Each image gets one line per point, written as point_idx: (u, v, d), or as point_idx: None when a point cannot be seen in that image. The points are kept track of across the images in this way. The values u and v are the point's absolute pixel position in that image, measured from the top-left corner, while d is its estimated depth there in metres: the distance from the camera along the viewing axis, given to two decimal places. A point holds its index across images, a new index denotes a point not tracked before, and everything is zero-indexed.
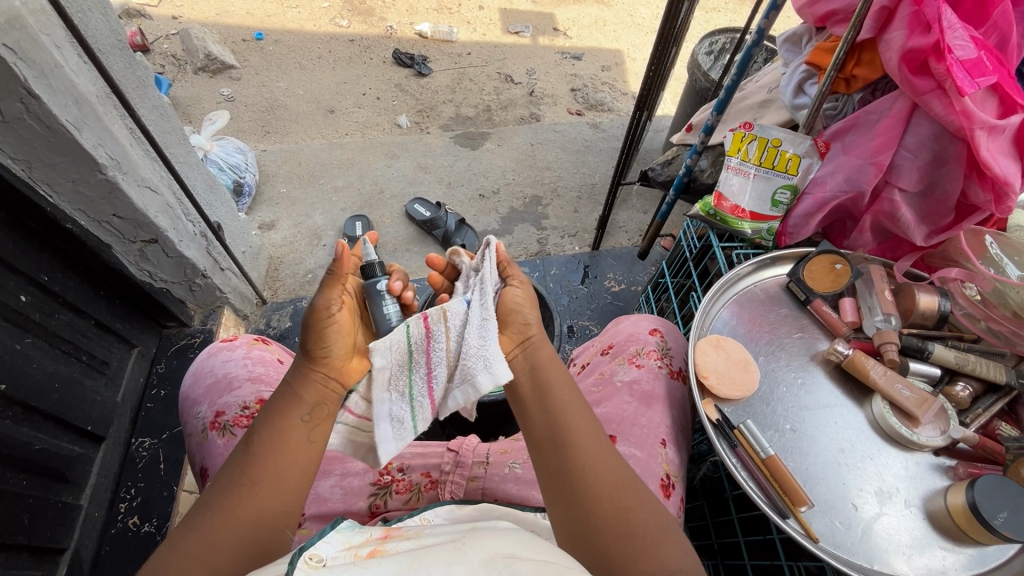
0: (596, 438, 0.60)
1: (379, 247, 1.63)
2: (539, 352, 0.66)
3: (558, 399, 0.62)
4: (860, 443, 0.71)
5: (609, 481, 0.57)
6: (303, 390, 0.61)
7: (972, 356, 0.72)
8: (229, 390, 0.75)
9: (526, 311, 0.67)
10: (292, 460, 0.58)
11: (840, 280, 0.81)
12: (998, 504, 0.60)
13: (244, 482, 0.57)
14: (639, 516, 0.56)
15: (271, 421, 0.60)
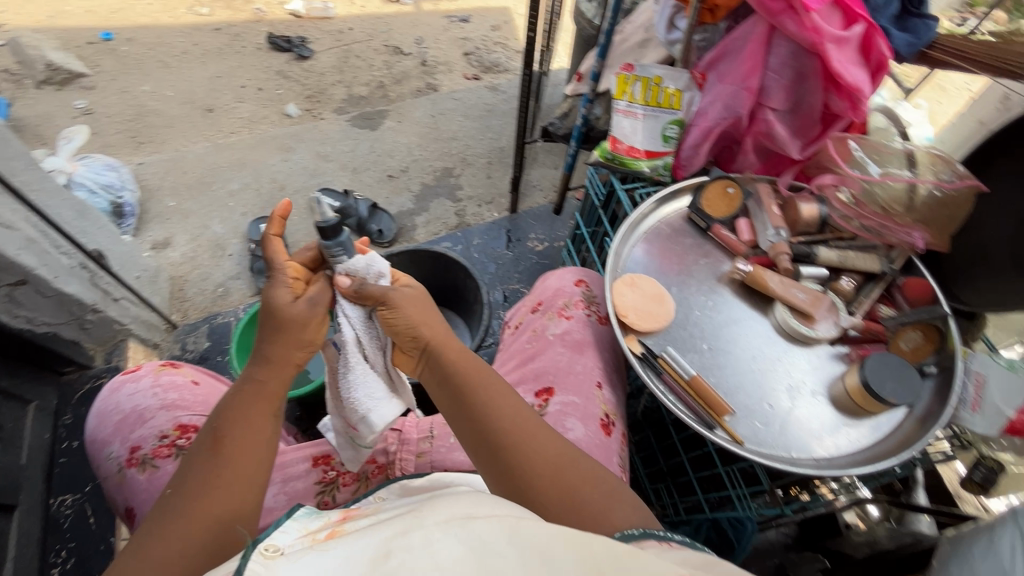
0: (524, 427, 0.61)
1: (291, 248, 1.55)
2: (443, 354, 0.65)
3: (478, 399, 0.62)
4: (768, 348, 0.77)
5: (546, 463, 0.59)
6: (267, 384, 0.62)
7: (851, 253, 0.80)
8: (143, 423, 0.70)
9: (412, 321, 0.65)
10: (260, 452, 0.59)
11: (734, 203, 0.88)
12: (885, 379, 0.69)
13: (210, 479, 0.56)
14: (580, 489, 0.58)
15: (233, 417, 0.60)
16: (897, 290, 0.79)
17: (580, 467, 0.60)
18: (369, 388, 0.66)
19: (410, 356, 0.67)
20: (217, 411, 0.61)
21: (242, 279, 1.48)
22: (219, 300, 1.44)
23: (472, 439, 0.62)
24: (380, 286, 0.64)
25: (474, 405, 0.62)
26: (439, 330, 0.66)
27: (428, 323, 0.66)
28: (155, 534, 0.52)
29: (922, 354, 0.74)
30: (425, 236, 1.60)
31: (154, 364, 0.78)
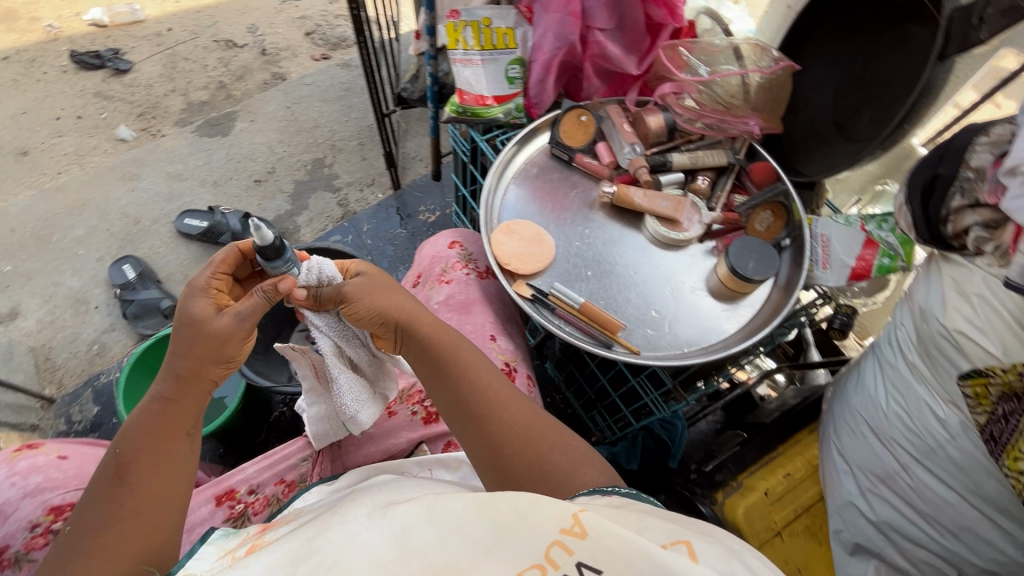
0: (498, 397, 0.60)
1: (166, 283, 1.41)
2: (414, 332, 0.63)
3: (454, 373, 0.62)
4: (646, 259, 0.81)
5: (518, 429, 0.58)
6: (173, 399, 0.57)
7: (700, 153, 0.85)
8: (7, 517, 0.63)
9: (376, 303, 0.62)
10: (173, 478, 0.55)
11: (589, 129, 0.89)
12: (748, 257, 0.75)
13: (115, 515, 0.51)
14: (552, 450, 0.56)
15: (138, 443, 0.54)
16: (746, 178, 0.85)
17: (545, 428, 0.59)
18: (354, 388, 0.65)
19: (387, 340, 0.65)
20: (123, 434, 0.55)
21: (118, 331, 1.34)
22: (97, 359, 1.30)
23: (452, 411, 0.61)
24: (334, 288, 0.61)
25: (452, 377, 0.62)
26: (411, 310, 0.64)
27: (399, 303, 0.64)
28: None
29: (777, 230, 0.81)
30: (313, 235, 1.52)
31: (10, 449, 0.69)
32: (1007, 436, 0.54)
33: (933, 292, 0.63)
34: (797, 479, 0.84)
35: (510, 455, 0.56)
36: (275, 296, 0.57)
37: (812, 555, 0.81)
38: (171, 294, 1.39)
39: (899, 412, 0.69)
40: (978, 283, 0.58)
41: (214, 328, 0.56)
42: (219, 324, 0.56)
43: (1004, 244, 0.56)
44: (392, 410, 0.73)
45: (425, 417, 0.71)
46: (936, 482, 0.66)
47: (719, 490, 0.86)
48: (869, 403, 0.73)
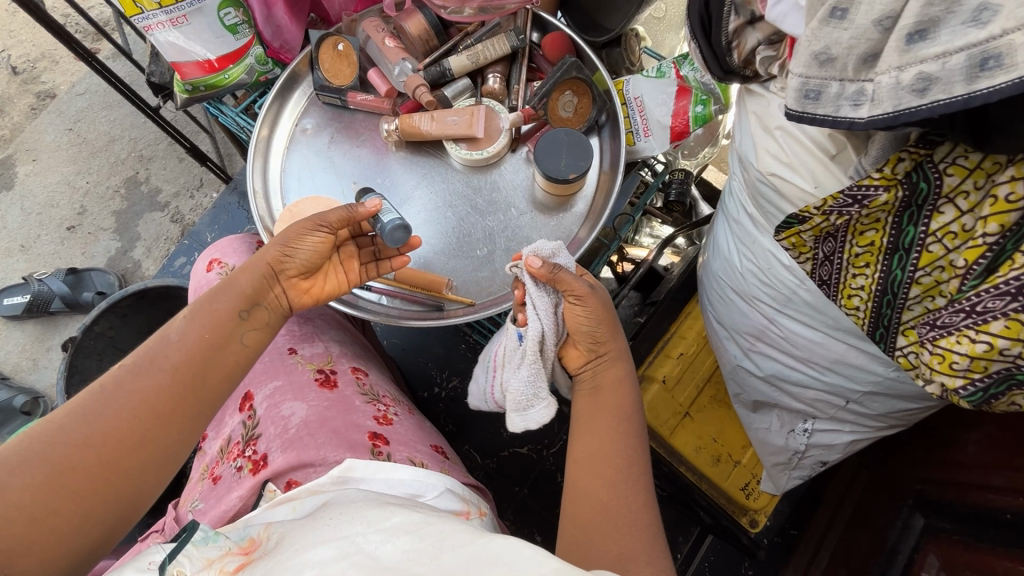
0: (632, 471, 0.55)
1: (15, 377, 1.25)
2: (612, 367, 0.60)
3: (615, 421, 0.57)
4: (458, 192, 0.71)
5: (622, 521, 0.52)
6: (239, 284, 0.52)
7: (479, 45, 0.70)
8: None
9: (602, 327, 0.59)
10: (228, 359, 0.50)
11: (351, 58, 0.73)
12: (558, 153, 0.65)
13: (154, 385, 0.46)
14: (633, 551, 0.51)
15: (202, 319, 0.50)
16: (540, 58, 0.72)
17: (642, 535, 0.52)
18: (530, 381, 0.57)
19: (581, 353, 0.61)
20: (201, 298, 0.51)
21: None
22: None
23: (582, 458, 0.56)
24: (569, 272, 0.58)
25: (605, 430, 0.56)
26: (622, 356, 0.61)
27: (616, 334, 0.60)
28: (77, 425, 0.44)
29: (586, 110, 0.69)
30: (157, 265, 1.34)
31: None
32: (836, 276, 0.49)
33: (745, 135, 0.55)
34: (691, 356, 0.82)
35: (598, 536, 0.52)
36: (353, 211, 0.57)
37: (723, 421, 0.81)
38: (25, 385, 1.23)
39: (752, 269, 0.63)
40: (777, 114, 0.50)
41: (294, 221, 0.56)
42: (294, 224, 0.56)
43: (787, 60, 0.48)
44: (216, 475, 0.62)
45: (252, 467, 0.60)
46: (803, 328, 0.62)
47: None
48: (727, 266, 0.68)
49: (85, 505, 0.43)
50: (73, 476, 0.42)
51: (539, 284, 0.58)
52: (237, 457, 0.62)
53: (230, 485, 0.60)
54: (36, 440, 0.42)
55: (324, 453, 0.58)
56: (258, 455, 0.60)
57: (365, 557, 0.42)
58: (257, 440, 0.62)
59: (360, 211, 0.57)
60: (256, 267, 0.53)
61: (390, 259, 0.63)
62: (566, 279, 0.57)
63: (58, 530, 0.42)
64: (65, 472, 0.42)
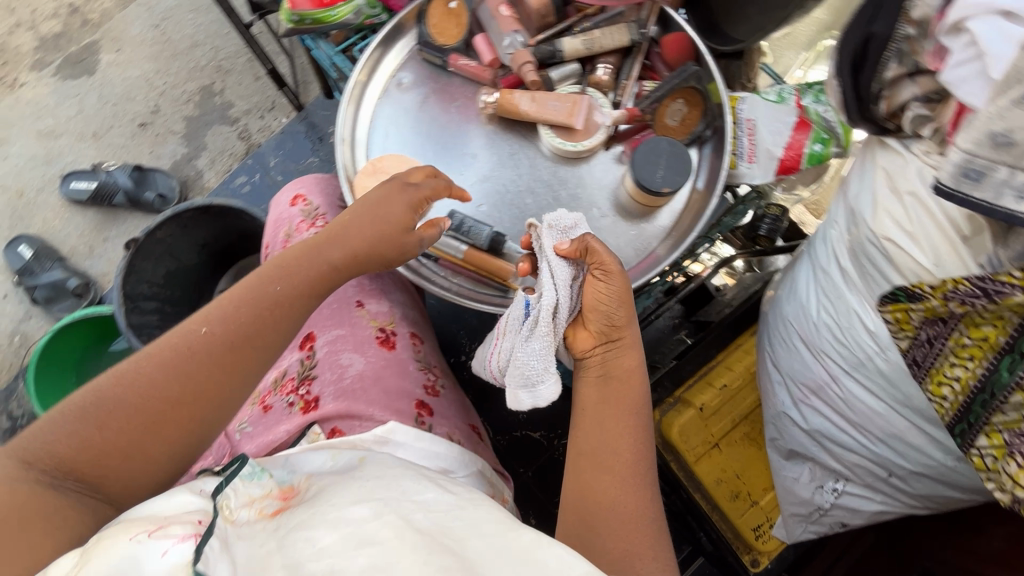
0: (638, 468, 0.54)
1: (71, 259, 1.29)
2: (621, 355, 0.58)
3: (626, 420, 0.56)
4: (543, 179, 0.69)
5: (632, 517, 0.52)
6: (330, 256, 0.52)
7: (598, 31, 0.67)
8: None
9: (615, 309, 0.56)
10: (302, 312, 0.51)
11: (461, 20, 0.71)
12: (655, 165, 0.62)
13: (231, 354, 0.47)
14: (641, 546, 0.51)
15: (292, 280, 0.50)
16: (658, 57, 0.68)
17: (652, 531, 0.53)
18: (539, 354, 0.56)
19: (591, 335, 0.58)
20: (288, 262, 0.51)
21: (34, 317, 1.25)
22: (22, 350, 1.23)
23: (588, 450, 0.55)
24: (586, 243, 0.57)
25: (615, 424, 0.55)
26: (635, 346, 0.58)
27: (632, 320, 0.58)
28: (145, 375, 0.44)
29: (692, 122, 0.66)
30: (218, 180, 1.35)
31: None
32: (930, 360, 0.46)
33: (865, 189, 0.51)
34: (734, 390, 0.80)
35: (600, 529, 0.52)
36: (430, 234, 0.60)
37: (749, 458, 0.80)
38: (79, 269, 1.27)
39: (828, 322, 0.61)
40: (912, 178, 0.47)
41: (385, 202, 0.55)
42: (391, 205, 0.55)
43: (945, 125, 0.45)
44: (266, 404, 0.64)
45: (303, 406, 0.61)
46: (865, 394, 0.60)
47: (656, 409, 0.81)
48: (799, 310, 0.65)
49: (150, 465, 0.44)
50: (145, 434, 0.43)
51: (561, 257, 0.58)
52: (290, 393, 0.63)
53: (280, 418, 0.61)
54: (105, 391, 0.43)
55: (373, 410, 0.59)
56: (311, 396, 0.62)
57: (399, 519, 0.40)
58: (312, 380, 0.63)
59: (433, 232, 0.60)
60: (343, 237, 0.53)
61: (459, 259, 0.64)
62: (596, 252, 0.56)
63: (118, 486, 0.43)
64: (132, 432, 0.43)
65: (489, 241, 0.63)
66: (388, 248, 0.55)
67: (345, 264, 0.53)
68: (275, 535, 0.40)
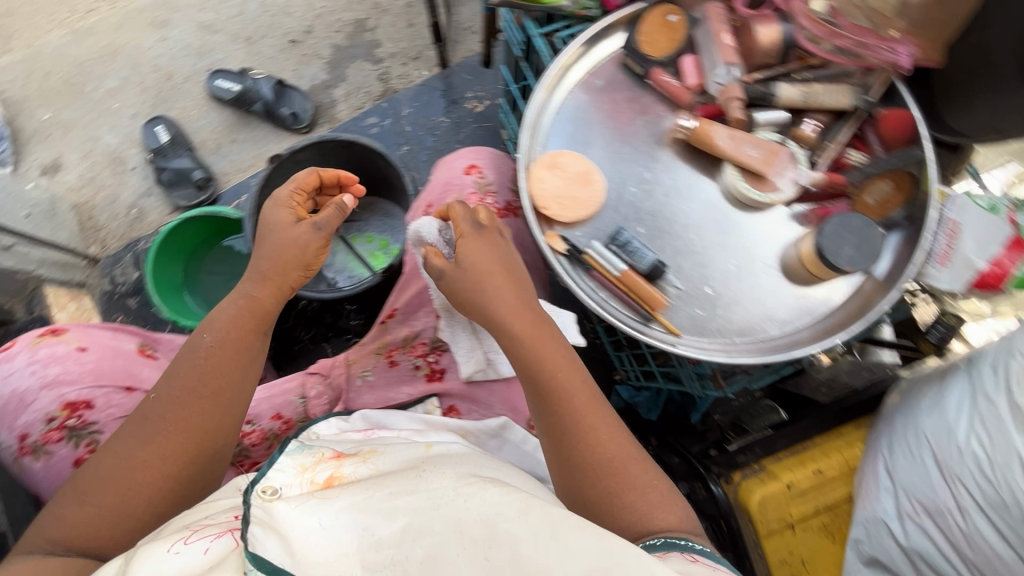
0: (588, 418, 0.56)
1: (199, 152, 1.34)
2: (509, 326, 0.58)
3: (547, 382, 0.57)
4: (714, 219, 0.67)
5: (602, 457, 0.55)
6: (259, 300, 0.62)
7: (818, 86, 0.64)
8: (27, 406, 0.65)
9: (479, 294, 0.59)
10: (236, 356, 0.59)
11: (676, 35, 0.69)
12: (843, 242, 0.60)
13: (174, 411, 0.56)
14: (628, 487, 0.54)
15: (226, 332, 0.60)
16: (871, 127, 0.65)
17: (628, 455, 0.55)
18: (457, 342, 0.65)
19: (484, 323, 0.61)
20: (214, 315, 0.61)
21: (154, 196, 1.31)
22: (136, 224, 1.29)
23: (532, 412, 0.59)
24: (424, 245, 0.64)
25: (536, 384, 0.57)
26: (516, 308, 0.58)
27: (494, 294, 0.59)
28: (123, 446, 0.55)
29: (891, 206, 0.63)
30: (349, 114, 1.37)
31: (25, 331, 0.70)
32: None
33: None
34: (827, 477, 0.78)
35: (580, 481, 0.55)
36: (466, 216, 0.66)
37: (821, 550, 0.77)
38: (204, 164, 1.32)
39: (979, 454, 0.61)
40: None
41: (269, 219, 0.64)
42: (268, 217, 0.65)
43: None
44: (392, 359, 0.68)
45: (429, 373, 0.67)
46: (995, 537, 0.60)
47: (738, 470, 0.80)
48: (942, 430, 0.64)
49: (133, 518, 0.53)
50: (127, 492, 0.53)
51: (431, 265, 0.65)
52: (418, 356, 0.68)
53: (404, 378, 0.67)
54: (100, 466, 0.54)
55: (491, 401, 0.66)
56: (438, 366, 0.67)
57: (454, 510, 0.45)
58: (442, 352, 0.67)
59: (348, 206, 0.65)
60: (253, 267, 0.64)
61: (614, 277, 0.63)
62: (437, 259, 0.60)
63: (111, 537, 0.52)
64: (118, 493, 0.53)
65: (651, 267, 0.62)
66: (296, 255, 0.63)
67: (267, 295, 0.63)
68: (316, 515, 0.46)
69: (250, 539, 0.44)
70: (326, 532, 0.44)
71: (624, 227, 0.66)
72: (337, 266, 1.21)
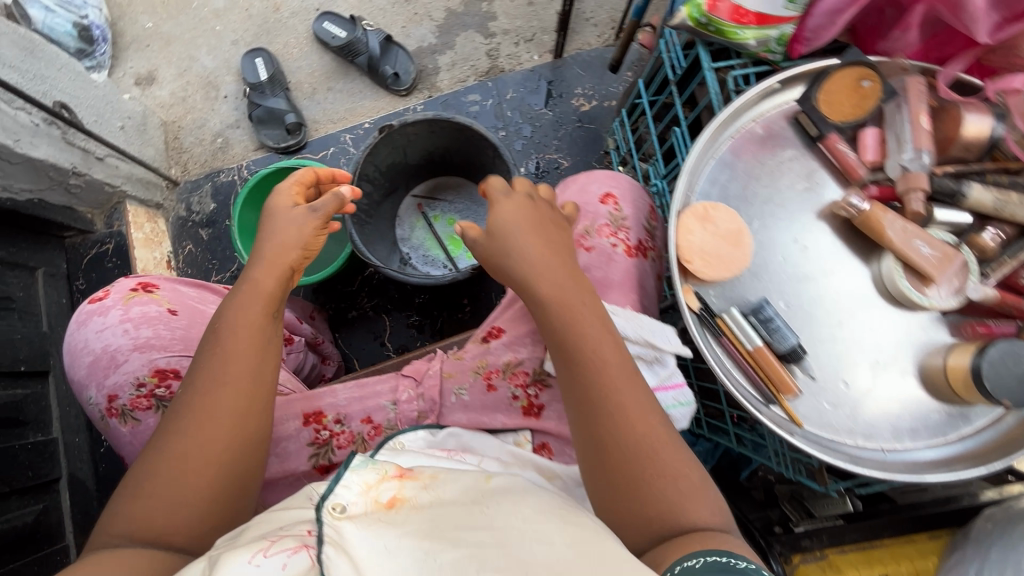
0: (617, 394, 0.50)
1: (294, 93, 1.31)
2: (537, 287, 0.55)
3: (577, 356, 0.52)
4: (861, 310, 0.62)
5: (635, 442, 0.49)
6: (265, 285, 0.60)
7: (1015, 195, 0.60)
8: (117, 367, 0.64)
9: (513, 244, 0.57)
10: (249, 331, 0.58)
11: (864, 103, 0.63)
12: (1005, 372, 0.55)
13: (199, 397, 0.54)
14: (661, 476, 0.48)
15: (238, 314, 0.58)
16: None
17: (665, 439, 0.49)
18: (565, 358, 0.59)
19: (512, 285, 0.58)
20: (226, 301, 0.60)
21: (242, 130, 1.28)
22: (219, 154, 1.27)
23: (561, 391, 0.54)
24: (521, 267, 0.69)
25: (567, 354, 0.53)
26: (547, 262, 0.56)
27: (524, 243, 0.57)
28: (164, 444, 0.52)
29: None
30: (450, 85, 1.32)
31: (111, 286, 0.71)
32: None
33: None
34: None
35: (610, 468, 0.49)
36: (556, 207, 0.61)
37: None
38: (298, 107, 1.29)
39: None
40: None
41: (273, 206, 0.65)
42: (273, 201, 0.65)
43: None
44: (490, 382, 0.63)
45: (526, 407, 0.63)
46: None
47: (800, 553, 0.77)
48: None
49: (191, 507, 0.51)
50: (179, 486, 0.51)
51: None
52: (519, 386, 0.63)
53: (501, 406, 0.63)
54: (146, 466, 0.52)
55: None
56: (537, 402, 0.62)
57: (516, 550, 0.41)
58: (545, 387, 0.62)
59: (348, 195, 0.65)
60: (258, 249, 0.63)
61: (746, 350, 0.60)
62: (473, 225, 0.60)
63: (180, 531, 0.50)
64: (168, 489, 0.50)
65: (789, 350, 0.59)
66: (294, 236, 0.63)
67: (268, 275, 0.61)
68: (379, 538, 0.44)
69: (323, 561, 0.41)
70: (390, 557, 0.42)
71: (766, 300, 0.62)
72: (413, 242, 1.19)
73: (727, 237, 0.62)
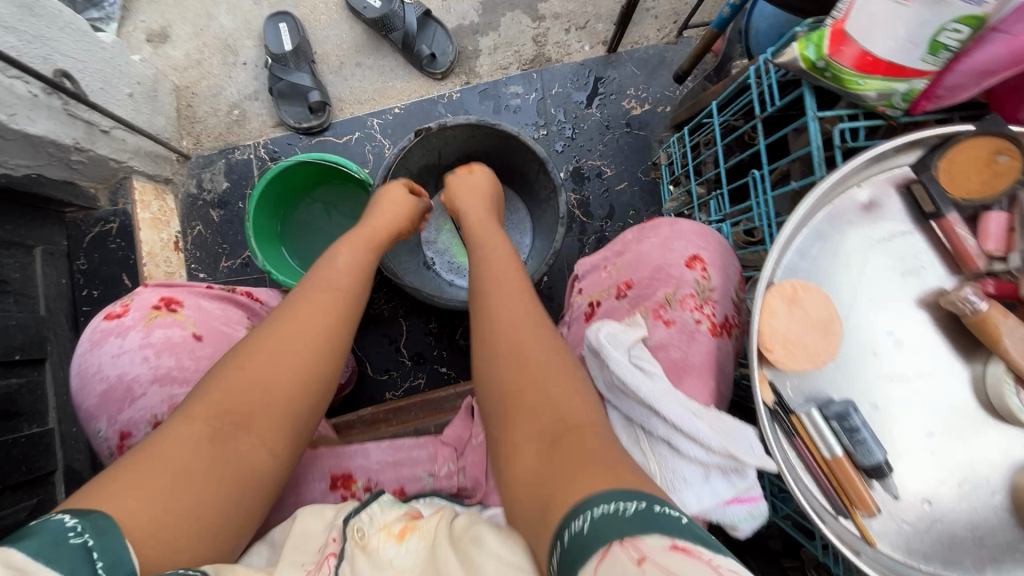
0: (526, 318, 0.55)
1: (318, 66, 1.19)
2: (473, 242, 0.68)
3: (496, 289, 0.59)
4: (957, 420, 0.55)
5: (532, 357, 0.51)
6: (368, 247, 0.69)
7: None
8: (131, 401, 0.56)
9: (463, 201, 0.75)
10: (348, 274, 0.64)
11: (995, 181, 0.54)
12: None
13: (292, 310, 0.58)
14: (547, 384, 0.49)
15: (341, 260, 0.66)
16: None
17: (556, 355, 0.52)
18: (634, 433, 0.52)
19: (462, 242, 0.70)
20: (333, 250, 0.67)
21: (260, 103, 1.18)
22: (235, 128, 1.17)
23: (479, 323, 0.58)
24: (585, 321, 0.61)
25: (496, 285, 0.60)
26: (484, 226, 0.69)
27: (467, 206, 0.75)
28: (253, 346, 0.54)
29: None
30: (490, 72, 1.20)
31: (128, 300, 0.62)
32: None
33: None
34: None
35: (504, 376, 0.51)
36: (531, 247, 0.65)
37: None
38: (322, 83, 1.18)
39: None
40: None
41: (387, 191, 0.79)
42: (392, 190, 0.79)
43: None
44: None
45: None
46: None
47: None
48: None
49: (269, 409, 0.52)
50: (257, 386, 0.52)
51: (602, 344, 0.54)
52: None
53: None
54: (233, 361, 0.53)
55: None
56: None
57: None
58: None
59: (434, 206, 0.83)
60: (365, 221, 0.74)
61: (824, 458, 0.53)
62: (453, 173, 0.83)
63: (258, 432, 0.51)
64: (249, 388, 0.51)
65: (874, 465, 0.52)
66: (395, 215, 0.76)
67: (370, 237, 0.71)
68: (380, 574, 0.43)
69: None
70: None
71: (852, 402, 0.54)
72: (438, 247, 1.10)
73: (821, 326, 0.54)
